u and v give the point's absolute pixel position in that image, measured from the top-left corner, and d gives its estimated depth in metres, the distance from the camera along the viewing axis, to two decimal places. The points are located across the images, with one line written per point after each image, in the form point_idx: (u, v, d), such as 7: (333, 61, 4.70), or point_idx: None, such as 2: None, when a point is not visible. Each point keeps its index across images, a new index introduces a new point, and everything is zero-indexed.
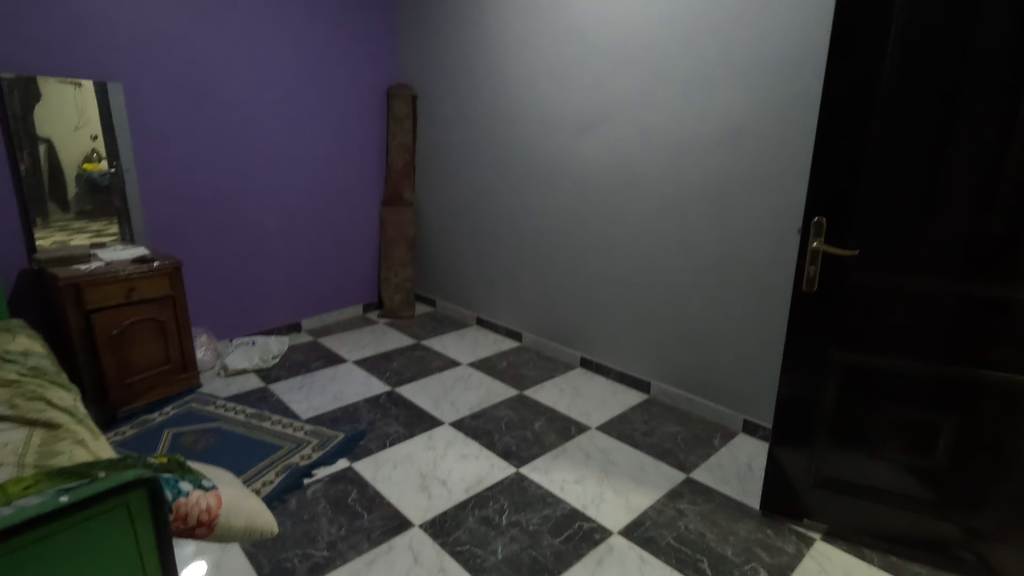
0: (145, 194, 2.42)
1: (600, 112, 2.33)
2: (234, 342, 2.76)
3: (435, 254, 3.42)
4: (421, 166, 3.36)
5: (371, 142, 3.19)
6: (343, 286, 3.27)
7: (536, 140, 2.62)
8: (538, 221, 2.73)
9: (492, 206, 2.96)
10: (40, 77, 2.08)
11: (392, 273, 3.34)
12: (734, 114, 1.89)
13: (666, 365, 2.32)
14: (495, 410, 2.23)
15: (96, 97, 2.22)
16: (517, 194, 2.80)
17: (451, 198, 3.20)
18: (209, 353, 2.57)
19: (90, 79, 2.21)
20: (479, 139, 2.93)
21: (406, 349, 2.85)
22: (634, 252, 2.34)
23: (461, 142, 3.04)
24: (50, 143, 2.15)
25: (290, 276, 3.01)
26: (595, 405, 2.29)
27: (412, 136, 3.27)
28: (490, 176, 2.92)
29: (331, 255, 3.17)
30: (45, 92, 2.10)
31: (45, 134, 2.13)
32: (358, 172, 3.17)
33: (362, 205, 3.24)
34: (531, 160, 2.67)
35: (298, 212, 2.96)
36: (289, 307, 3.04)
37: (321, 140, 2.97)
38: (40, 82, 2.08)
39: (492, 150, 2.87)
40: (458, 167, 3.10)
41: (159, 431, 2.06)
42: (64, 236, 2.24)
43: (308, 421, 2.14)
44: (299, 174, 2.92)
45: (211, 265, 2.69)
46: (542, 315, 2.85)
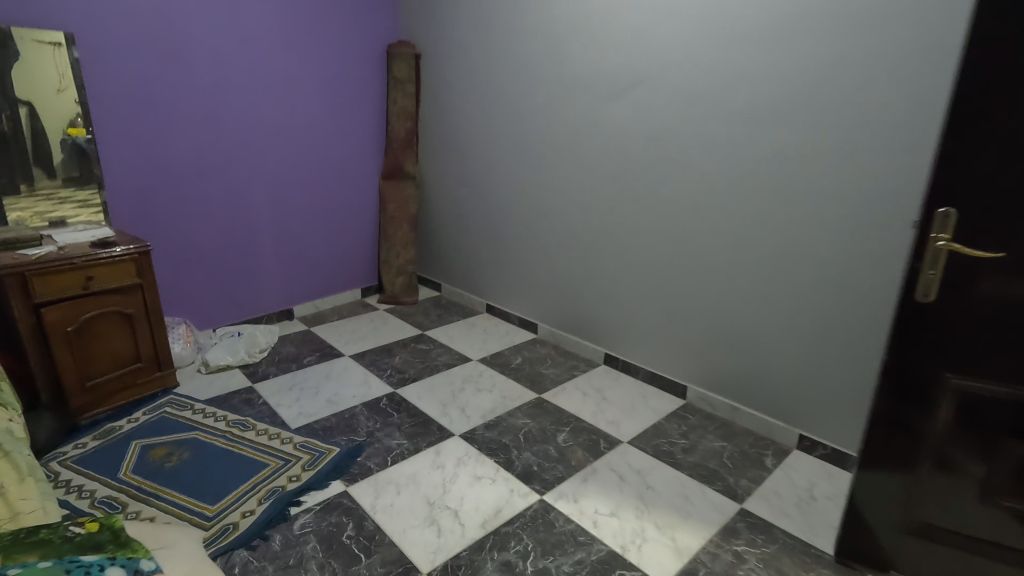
0: (109, 169, 2.10)
1: (636, 74, 1.99)
2: (217, 333, 2.48)
3: (440, 233, 3.11)
4: (424, 136, 3.03)
5: (369, 109, 2.85)
6: (339, 269, 2.97)
7: (559, 108, 2.29)
8: (558, 201, 2.42)
9: (506, 183, 2.63)
10: (16, 30, 1.80)
11: (394, 255, 3.04)
12: (811, 76, 1.57)
13: (705, 368, 2.04)
14: (511, 418, 1.96)
15: (71, 59, 1.92)
16: (534, 170, 2.48)
17: (459, 172, 2.87)
18: (191, 349, 2.29)
19: (64, 33, 1.90)
20: (491, 107, 2.59)
21: (408, 341, 2.56)
22: (671, 239, 2.03)
23: (470, 109, 2.70)
24: (31, 106, 1.87)
25: (280, 259, 2.71)
26: (624, 412, 2.01)
27: (415, 101, 2.92)
28: (503, 148, 2.59)
29: (325, 236, 2.86)
30: (23, 49, 1.82)
31: (25, 96, 1.84)
32: (355, 142, 2.84)
33: (360, 180, 2.92)
34: (552, 131, 2.34)
35: (287, 188, 2.64)
36: (278, 293, 2.75)
37: (313, 106, 2.63)
38: (16, 36, 1.80)
39: (506, 119, 2.53)
40: (465, 138, 2.77)
41: (126, 443, 1.79)
42: (50, 206, 1.97)
43: (297, 431, 1.87)
44: (288, 146, 2.59)
45: (189, 248, 2.39)
46: (560, 305, 2.55)
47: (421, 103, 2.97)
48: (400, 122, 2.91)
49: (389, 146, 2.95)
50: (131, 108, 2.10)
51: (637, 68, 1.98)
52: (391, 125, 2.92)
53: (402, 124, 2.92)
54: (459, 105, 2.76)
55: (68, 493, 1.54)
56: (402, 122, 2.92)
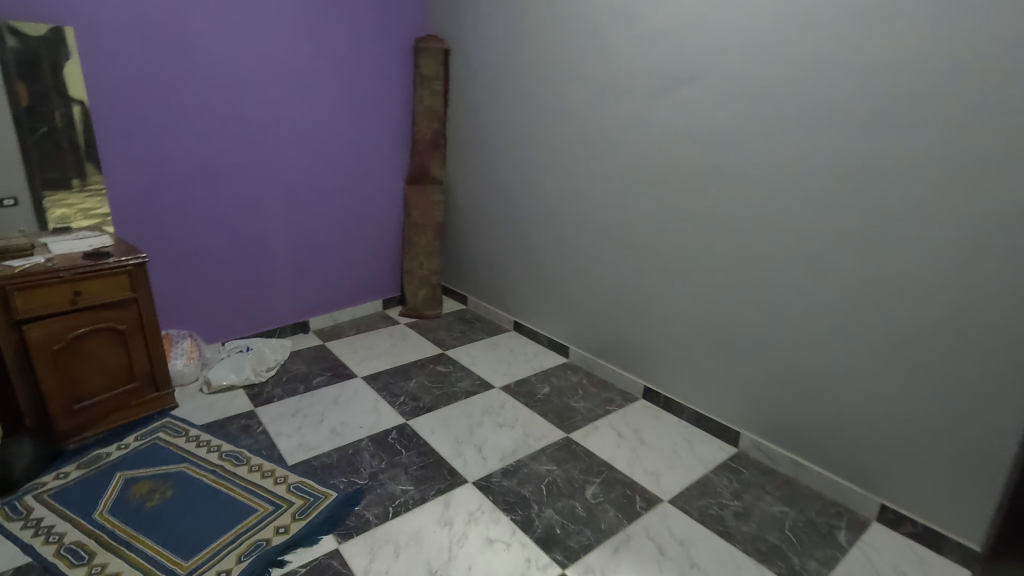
0: (111, 173, 1.96)
1: (691, 68, 1.71)
2: (226, 348, 2.33)
3: (468, 242, 2.89)
4: (452, 137, 2.81)
5: (393, 109, 2.66)
6: (359, 279, 2.79)
7: (599, 108, 2.02)
8: (596, 212, 2.15)
9: (538, 190, 2.39)
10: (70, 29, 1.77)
11: (417, 265, 2.83)
12: (917, 70, 1.27)
13: (763, 413, 1.74)
14: (533, 462, 1.71)
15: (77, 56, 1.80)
16: (569, 176, 2.22)
17: (488, 177, 2.64)
18: (195, 365, 2.13)
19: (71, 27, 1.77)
20: (524, 106, 2.35)
21: (426, 363, 2.35)
22: (727, 261, 1.75)
23: (502, 109, 2.47)
24: (85, 106, 1.85)
25: (295, 268, 2.54)
26: (665, 460, 1.74)
27: (443, 100, 2.71)
28: (536, 152, 2.35)
29: (344, 244, 2.68)
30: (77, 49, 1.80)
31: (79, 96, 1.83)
32: (377, 145, 2.65)
33: (382, 184, 2.73)
34: (591, 134, 2.08)
35: (304, 193, 2.47)
36: (293, 304, 2.58)
37: (333, 105, 2.45)
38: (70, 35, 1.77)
39: (540, 120, 2.29)
40: (496, 140, 2.54)
41: (109, 474, 1.64)
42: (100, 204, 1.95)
43: (293, 468, 1.68)
44: (305, 148, 2.41)
45: (197, 257, 2.24)
46: (595, 327, 2.29)
47: (449, 102, 2.76)
48: (427, 123, 2.70)
49: (415, 148, 2.74)
50: (136, 108, 1.96)
51: (692, 60, 1.70)
52: (416, 126, 2.71)
53: (429, 125, 2.71)
54: (490, 104, 2.53)
55: (34, 536, 1.39)
56: (428, 123, 2.71)
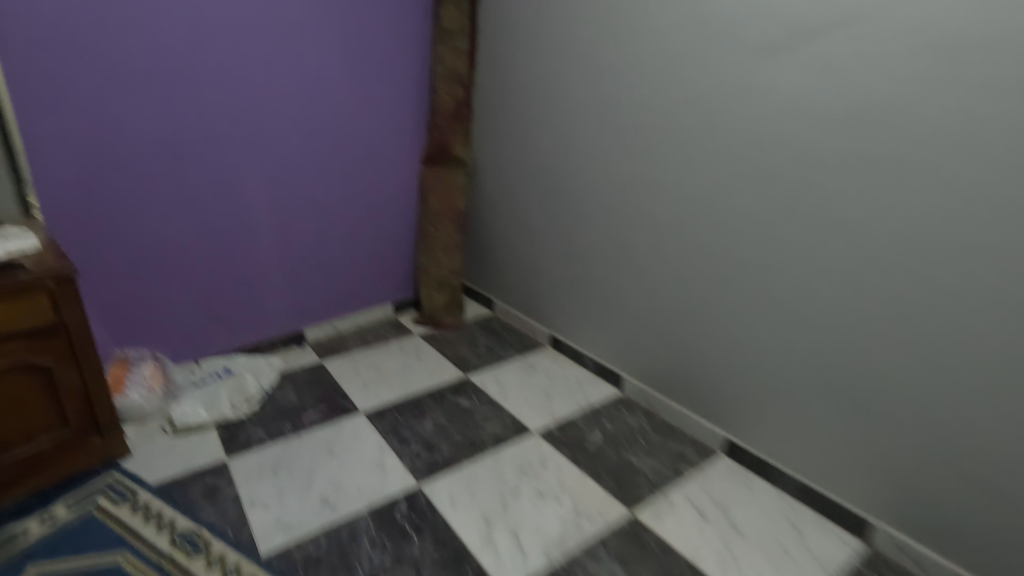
0: (36, 157, 1.51)
1: (835, 12, 1.19)
2: (200, 372, 1.89)
3: (497, 237, 2.40)
4: (479, 109, 2.30)
5: (407, 72, 2.14)
6: (365, 281, 2.32)
7: (686, 71, 1.50)
8: (672, 211, 1.64)
9: (592, 179, 1.88)
10: None
11: (435, 263, 2.36)
12: None
13: (909, 502, 1.27)
14: (590, 561, 1.26)
15: None
16: (636, 162, 1.71)
17: (523, 158, 2.14)
18: (156, 399, 1.71)
19: None
20: (576, 70, 1.83)
21: (445, 393, 1.90)
22: (872, 291, 1.24)
23: (546, 73, 1.95)
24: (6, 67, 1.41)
25: (286, 269, 2.07)
26: (770, 562, 1.27)
27: (468, 62, 2.18)
28: (591, 130, 1.83)
29: (346, 239, 2.21)
30: None
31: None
32: (386, 117, 2.14)
33: (393, 166, 2.23)
34: (671, 108, 1.56)
35: (295, 178, 1.98)
36: (285, 312, 2.13)
37: (329, 67, 1.94)
38: None
39: (598, 88, 1.77)
40: (537, 114, 2.03)
41: (19, 567, 1.22)
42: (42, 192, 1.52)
43: (265, 561, 1.24)
44: (294, 121, 1.92)
45: (159, 260, 1.78)
46: (658, 356, 1.79)
47: (475, 64, 2.24)
48: (448, 90, 2.18)
49: (433, 122, 2.23)
50: (64, 69, 1.48)
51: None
52: (435, 95, 2.19)
53: (451, 93, 2.19)
54: (530, 67, 2.01)
55: None
56: (449, 90, 2.19)
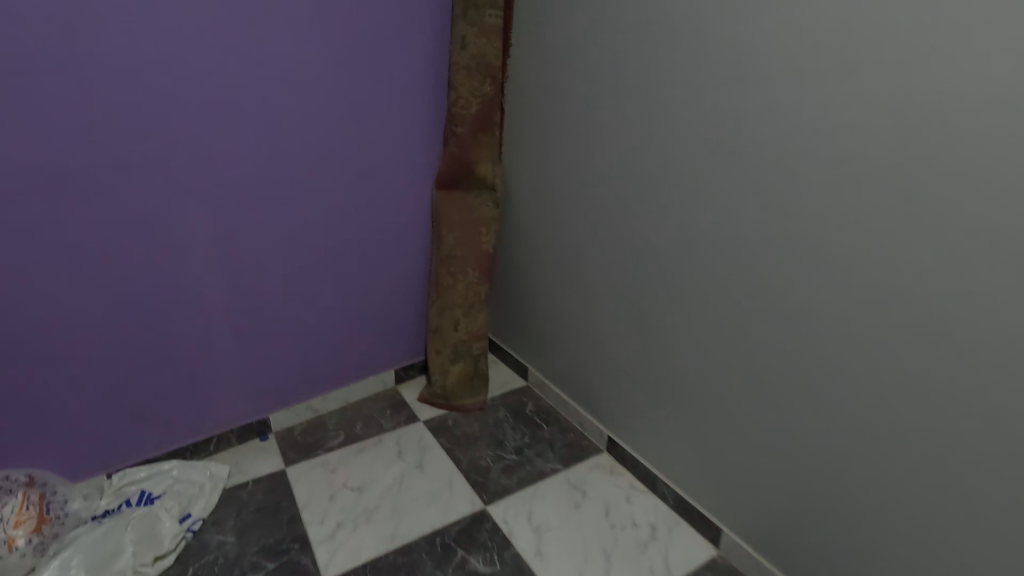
0: None
1: None
2: (107, 498, 1.34)
3: (536, 288, 1.76)
4: (514, 112, 1.65)
5: (411, 65, 1.52)
6: (354, 345, 1.73)
7: (896, 65, 0.82)
8: (840, 304, 0.96)
9: (688, 232, 1.21)
10: None
11: (450, 322, 1.73)
12: None
13: None
14: None
15: None
16: (775, 216, 1.03)
17: (578, 184, 1.48)
18: (19, 557, 1.15)
19: None
20: (668, 62, 1.17)
21: (453, 545, 1.28)
22: None
23: (619, 65, 1.28)
24: None
25: (237, 342, 1.50)
26: None
27: (499, 45, 1.53)
28: (692, 157, 1.16)
29: (325, 296, 1.61)
30: None
31: None
32: (378, 129, 1.53)
33: (388, 196, 1.62)
34: (859, 130, 0.88)
35: (242, 220, 1.40)
36: (240, 397, 1.56)
37: (289, 61, 1.34)
38: None
39: (709, 90, 1.10)
40: (600, 125, 1.37)
41: None
42: None
43: None
44: (237, 141, 1.33)
45: (41, 347, 1.25)
46: (794, 522, 1.15)
47: (510, 50, 1.58)
48: (471, 86, 1.54)
49: (450, 131, 1.61)
50: None
51: None
52: (452, 93, 1.56)
53: (474, 92, 1.55)
54: (590, 56, 1.35)
55: None
56: (472, 87, 1.54)
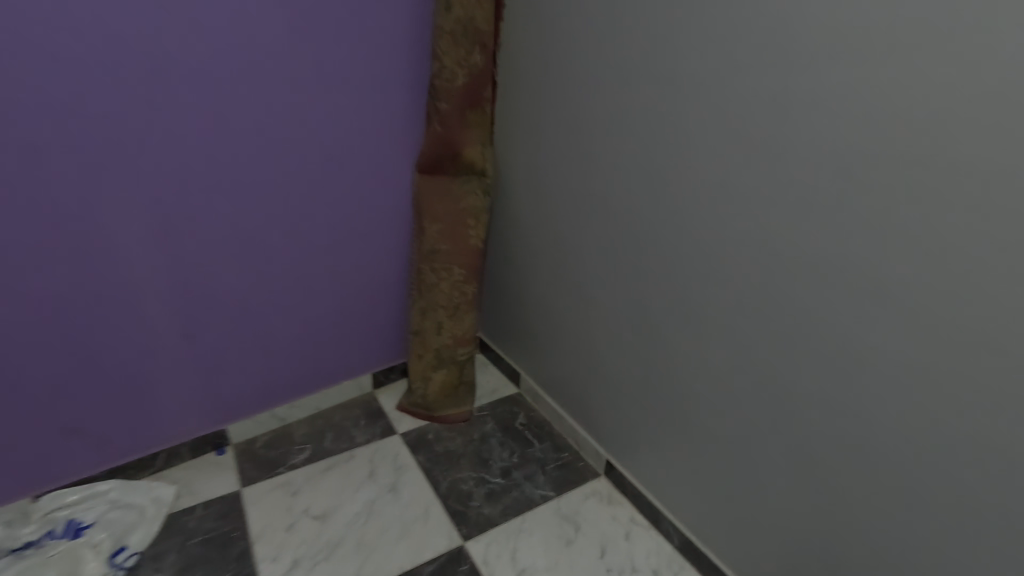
0: None
1: None
2: (31, 528, 1.19)
3: (530, 288, 1.57)
4: (508, 86, 1.43)
5: (386, 29, 1.30)
6: (324, 348, 1.55)
7: (1005, 36, 0.61)
8: (899, 338, 0.78)
9: (710, 237, 1.01)
10: None
11: (432, 324, 1.54)
12: None
13: None
14: None
15: None
16: (821, 225, 0.83)
17: (579, 173, 1.28)
18: None
19: None
20: (689, 29, 0.95)
21: None
22: None
23: (629, 32, 1.06)
24: None
25: (184, 346, 1.33)
26: None
27: (490, 6, 1.30)
28: (716, 146, 0.95)
29: (288, 295, 1.43)
30: None
31: None
32: (345, 105, 1.32)
33: (360, 182, 1.42)
34: (945, 123, 0.68)
35: (184, 210, 1.21)
36: (191, 407, 1.39)
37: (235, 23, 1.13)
38: None
39: (742, 66, 0.88)
40: (605, 105, 1.16)
41: None
42: None
43: None
44: (173, 119, 1.14)
45: None
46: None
47: (503, 11, 1.35)
48: (456, 55, 1.32)
49: (433, 107, 1.39)
50: None
51: None
52: (435, 62, 1.34)
53: (461, 62, 1.33)
54: (595, 20, 1.13)
55: None
56: (459, 56, 1.32)
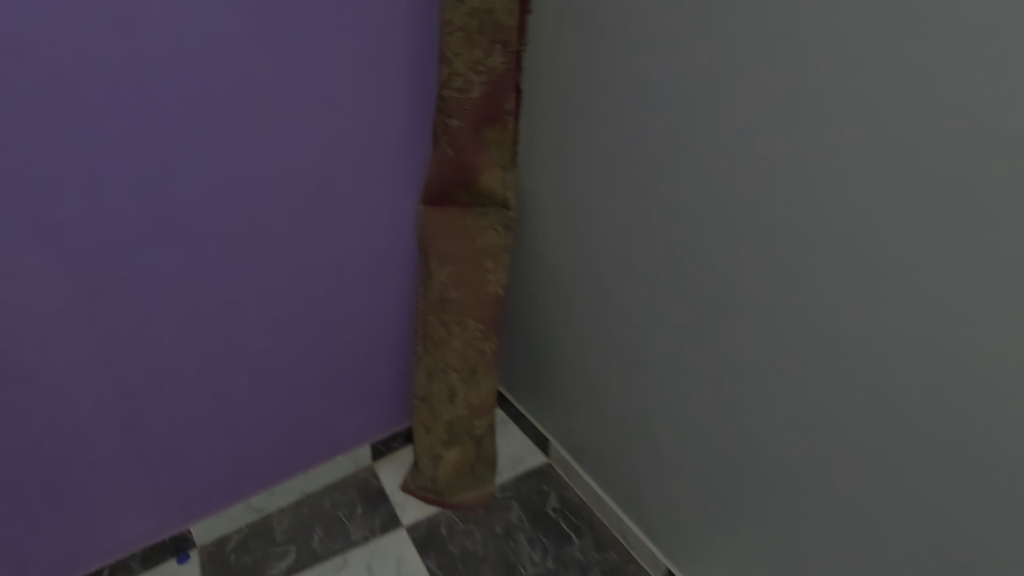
0: None
1: None
2: None
3: (564, 341, 1.28)
4: (537, 94, 1.13)
5: (379, 27, 1.00)
6: (310, 421, 1.27)
7: None
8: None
9: (835, 312, 0.75)
10: None
11: (442, 389, 1.24)
12: None
13: None
14: None
15: None
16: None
17: (637, 210, 0.99)
18: None
19: None
20: (825, 25, 0.67)
21: None
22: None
23: (719, 28, 0.78)
24: None
25: (125, 437, 1.06)
26: None
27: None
28: (858, 197, 0.69)
29: (265, 362, 1.16)
30: None
31: None
32: (328, 126, 1.03)
33: (349, 220, 1.13)
34: None
35: (117, 273, 0.94)
36: (147, 502, 1.14)
37: (181, 25, 0.84)
38: None
39: (923, 80, 0.60)
40: (671, 126, 0.88)
41: None
42: None
43: None
44: (100, 156, 0.86)
45: None
46: None
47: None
48: (470, 58, 1.03)
49: (441, 123, 1.10)
50: None
51: None
52: (443, 66, 1.05)
53: (476, 65, 1.04)
54: (666, 10, 0.84)
55: None
56: (473, 58, 1.03)
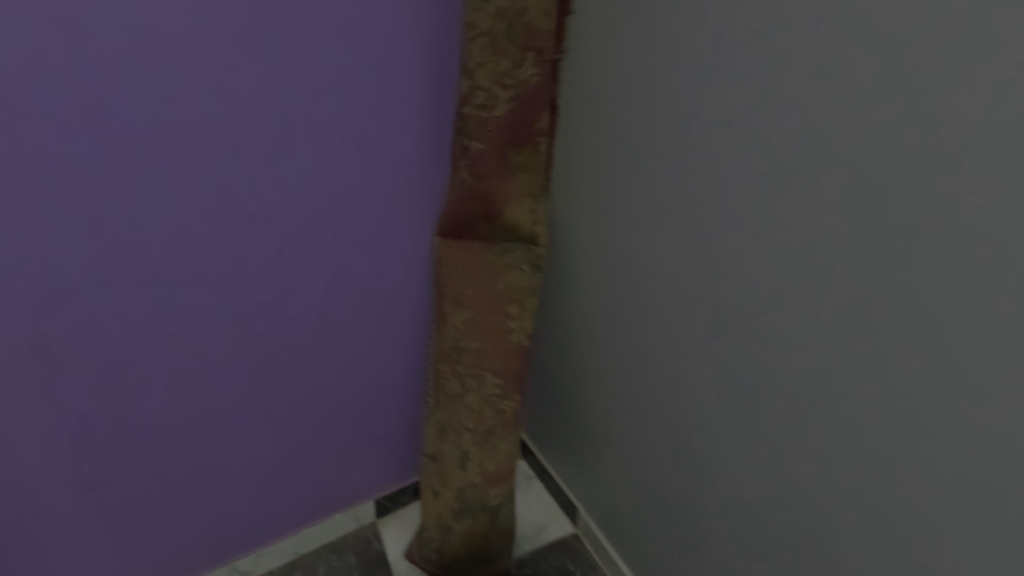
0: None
1: None
2: None
3: (598, 403, 1.10)
4: (577, 114, 0.95)
5: (390, 46, 0.84)
6: (306, 480, 1.16)
7: None
8: None
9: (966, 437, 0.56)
10: None
11: (454, 453, 1.07)
12: None
13: None
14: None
15: None
16: None
17: (700, 263, 0.80)
18: None
19: None
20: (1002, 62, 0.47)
21: None
22: None
23: (829, 54, 0.58)
24: None
25: (93, 492, 0.97)
26: None
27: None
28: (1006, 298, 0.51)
29: (252, 412, 1.04)
30: None
31: None
32: (324, 156, 0.88)
33: (349, 260, 0.99)
34: None
35: (78, 321, 0.83)
36: (121, 554, 1.05)
37: (143, 43, 0.71)
38: None
39: None
40: (754, 174, 0.69)
41: None
42: None
43: None
44: (53, 194, 0.74)
45: None
46: None
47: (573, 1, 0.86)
48: (495, 72, 0.86)
49: (460, 145, 0.93)
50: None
51: None
52: (463, 76, 0.88)
53: (504, 77, 0.86)
54: (754, 27, 0.65)
55: None
56: (500, 69, 0.85)
